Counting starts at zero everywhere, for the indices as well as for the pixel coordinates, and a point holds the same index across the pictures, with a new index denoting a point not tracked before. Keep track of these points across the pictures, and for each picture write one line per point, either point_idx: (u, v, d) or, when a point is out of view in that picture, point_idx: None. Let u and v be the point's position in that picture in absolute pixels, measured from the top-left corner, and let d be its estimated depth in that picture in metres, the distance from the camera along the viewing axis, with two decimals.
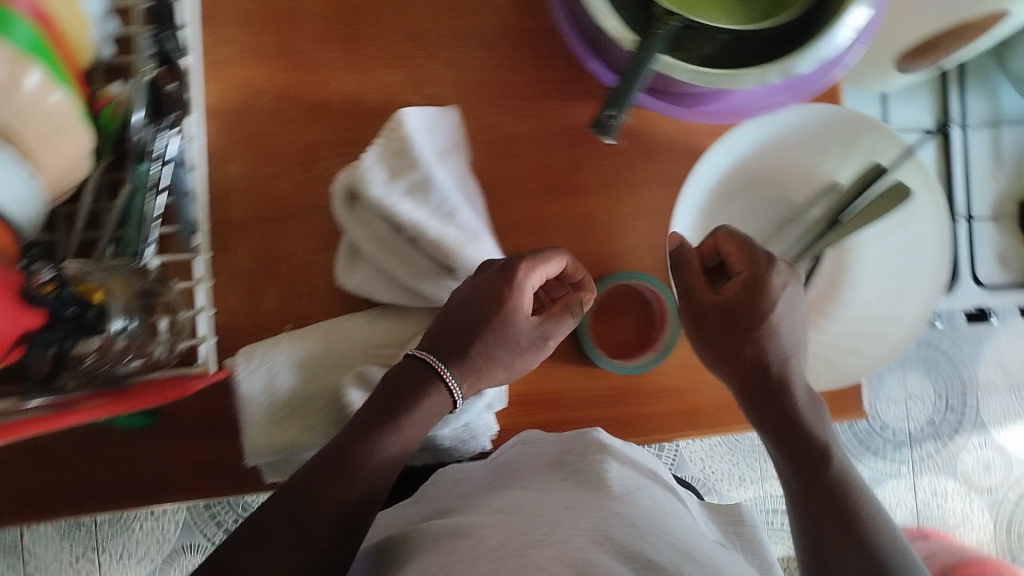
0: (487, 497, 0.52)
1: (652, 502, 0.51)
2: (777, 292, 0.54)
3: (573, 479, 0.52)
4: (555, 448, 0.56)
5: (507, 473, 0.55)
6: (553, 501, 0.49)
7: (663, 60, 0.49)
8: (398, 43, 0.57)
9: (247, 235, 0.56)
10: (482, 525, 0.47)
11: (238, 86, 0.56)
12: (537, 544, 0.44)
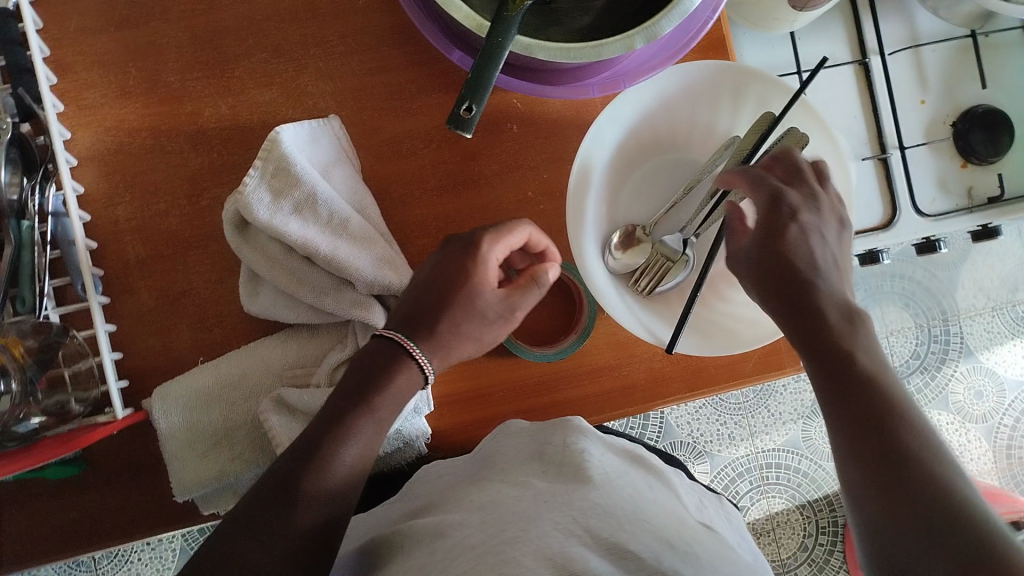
0: (465, 495, 0.48)
1: (632, 490, 0.47)
2: (794, 217, 0.47)
3: (555, 471, 0.48)
4: (530, 442, 0.53)
5: (485, 470, 0.51)
6: (532, 496, 0.45)
7: (520, 42, 0.48)
8: (268, 55, 0.56)
9: (146, 275, 0.55)
10: (465, 523, 0.44)
11: (110, 127, 0.55)
12: (514, 541, 0.41)
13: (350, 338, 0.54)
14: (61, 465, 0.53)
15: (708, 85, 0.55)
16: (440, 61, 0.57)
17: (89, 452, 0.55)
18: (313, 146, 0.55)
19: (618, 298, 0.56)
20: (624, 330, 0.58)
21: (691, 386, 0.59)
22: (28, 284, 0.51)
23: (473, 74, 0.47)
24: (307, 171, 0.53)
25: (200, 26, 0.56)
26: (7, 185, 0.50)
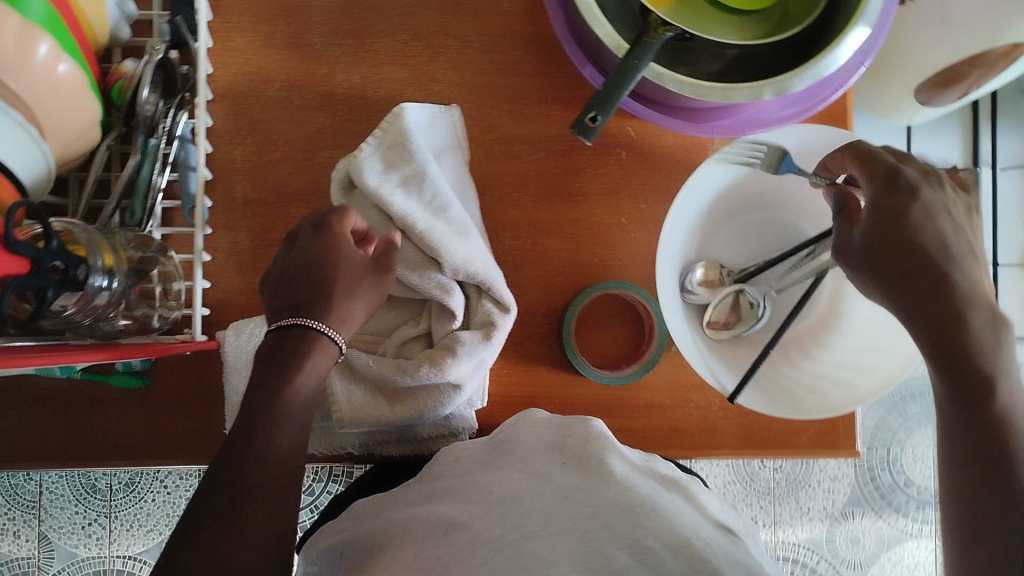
0: (486, 482, 0.48)
1: (649, 492, 0.45)
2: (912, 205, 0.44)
3: (574, 463, 0.48)
4: (541, 441, 0.52)
5: (508, 457, 0.51)
6: (551, 490, 0.45)
7: (653, 68, 0.50)
8: (414, 37, 0.59)
9: (247, 214, 0.58)
10: (484, 517, 0.44)
11: (249, 70, 0.58)
12: (535, 536, 0.41)
13: (424, 317, 0.56)
14: (125, 375, 0.55)
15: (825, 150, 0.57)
16: (567, 76, 0.59)
17: (155, 368, 0.57)
18: (431, 131, 0.57)
19: (689, 336, 0.56)
20: (685, 372, 0.59)
21: (742, 443, 0.59)
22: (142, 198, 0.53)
23: (605, 87, 0.48)
24: (421, 150, 0.55)
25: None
26: (148, 102, 0.53)
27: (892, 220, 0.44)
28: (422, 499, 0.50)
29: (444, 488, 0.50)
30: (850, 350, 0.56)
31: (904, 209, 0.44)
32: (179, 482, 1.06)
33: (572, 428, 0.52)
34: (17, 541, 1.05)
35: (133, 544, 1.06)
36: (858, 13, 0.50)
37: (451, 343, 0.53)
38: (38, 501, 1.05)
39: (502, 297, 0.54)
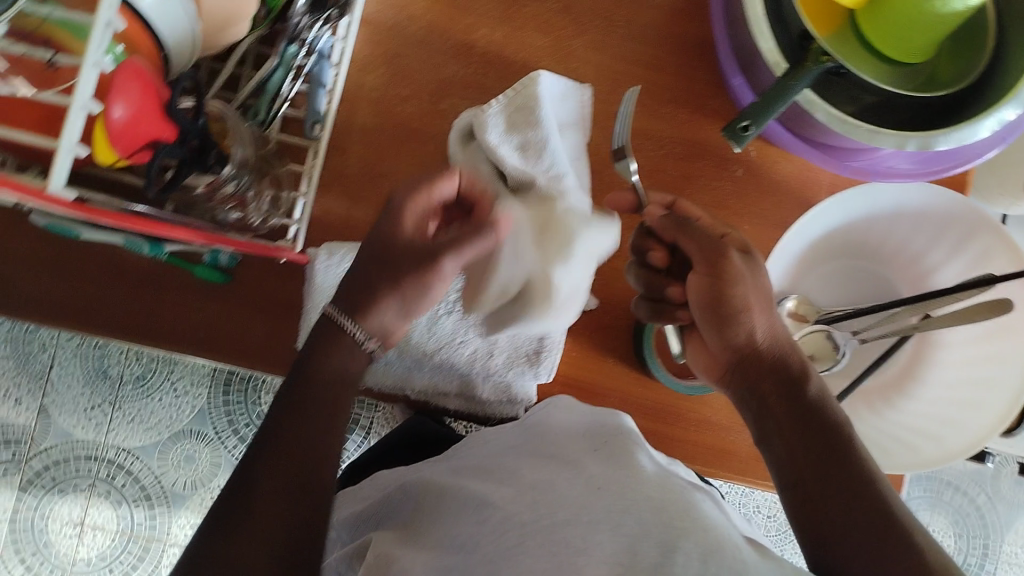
0: (517, 467, 0.47)
1: (688, 494, 0.43)
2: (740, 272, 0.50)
3: (604, 450, 0.46)
4: (572, 432, 0.49)
5: (541, 442, 0.49)
6: (587, 478, 0.42)
7: (806, 94, 0.50)
8: (567, 11, 0.59)
9: (362, 142, 0.58)
10: (514, 499, 0.42)
11: (402, 4, 0.58)
12: (569, 523, 0.39)
13: None
14: (211, 268, 0.55)
15: (944, 217, 0.57)
16: (705, 85, 0.59)
17: (239, 269, 0.57)
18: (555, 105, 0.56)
19: None
20: None
21: None
22: (267, 102, 0.53)
23: (763, 99, 0.49)
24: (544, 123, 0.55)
25: None
26: (297, 11, 0.52)
27: (702, 254, 0.51)
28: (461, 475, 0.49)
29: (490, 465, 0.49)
30: (921, 416, 0.59)
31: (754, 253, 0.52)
32: (190, 389, 1.03)
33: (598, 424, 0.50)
34: (16, 408, 1.01)
35: (129, 437, 1.01)
36: (1012, 93, 0.51)
37: None
38: (47, 374, 1.01)
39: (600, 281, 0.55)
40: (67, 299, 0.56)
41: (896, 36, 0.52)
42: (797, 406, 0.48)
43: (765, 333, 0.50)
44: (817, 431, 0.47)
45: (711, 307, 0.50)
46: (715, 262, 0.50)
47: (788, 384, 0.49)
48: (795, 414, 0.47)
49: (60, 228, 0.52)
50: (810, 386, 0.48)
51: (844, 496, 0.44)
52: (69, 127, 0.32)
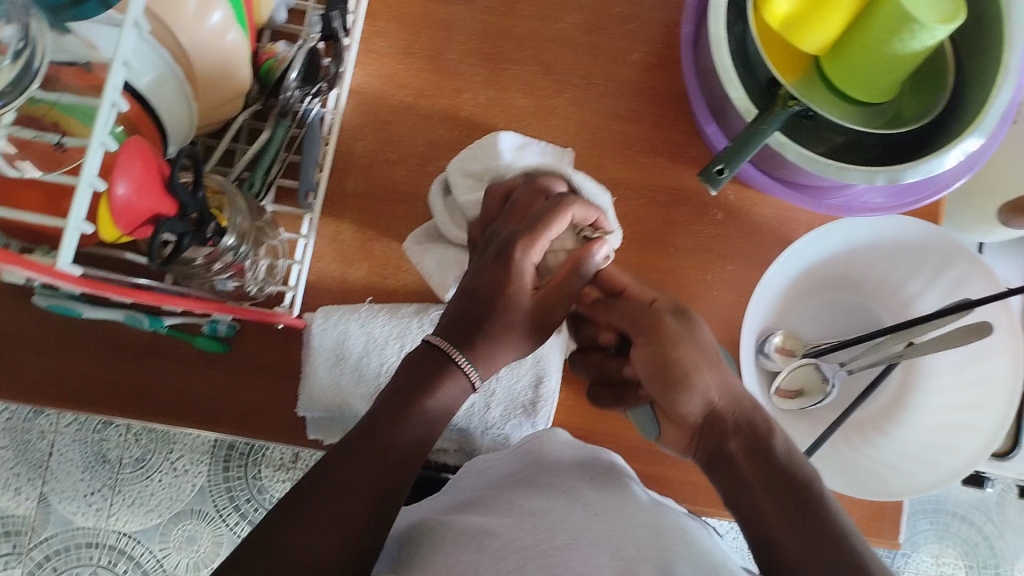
0: (514, 498, 0.48)
1: (675, 518, 0.44)
2: (678, 330, 0.48)
3: (600, 480, 0.48)
4: (566, 465, 0.51)
5: (537, 474, 0.50)
6: (583, 507, 0.44)
7: (776, 137, 0.52)
8: (545, 73, 0.62)
9: (355, 207, 0.59)
10: (512, 527, 0.43)
11: (387, 75, 0.61)
12: (568, 546, 0.40)
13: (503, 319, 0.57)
14: (210, 338, 0.56)
15: (920, 248, 0.59)
16: (681, 135, 0.62)
17: (238, 337, 0.58)
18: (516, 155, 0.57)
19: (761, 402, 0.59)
20: None
21: None
22: (261, 173, 0.54)
23: (736, 142, 0.51)
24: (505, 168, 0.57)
25: (494, 24, 0.62)
26: (290, 85, 0.53)
27: (637, 324, 0.50)
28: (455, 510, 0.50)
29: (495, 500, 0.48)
30: (913, 443, 0.60)
31: (688, 314, 0.50)
32: (189, 467, 1.02)
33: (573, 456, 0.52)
34: (16, 497, 1.00)
35: (130, 521, 1.00)
36: (973, 124, 0.52)
37: None
38: (47, 462, 1.01)
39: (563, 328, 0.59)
40: (68, 377, 0.56)
41: (857, 79, 0.54)
42: (760, 457, 0.43)
43: (720, 390, 0.46)
44: (787, 485, 0.42)
45: (655, 372, 0.47)
46: (649, 326, 0.49)
47: (753, 443, 0.44)
48: (764, 473, 0.42)
49: (62, 309, 0.53)
50: (776, 443, 0.44)
51: (807, 533, 0.39)
52: (76, 205, 0.34)
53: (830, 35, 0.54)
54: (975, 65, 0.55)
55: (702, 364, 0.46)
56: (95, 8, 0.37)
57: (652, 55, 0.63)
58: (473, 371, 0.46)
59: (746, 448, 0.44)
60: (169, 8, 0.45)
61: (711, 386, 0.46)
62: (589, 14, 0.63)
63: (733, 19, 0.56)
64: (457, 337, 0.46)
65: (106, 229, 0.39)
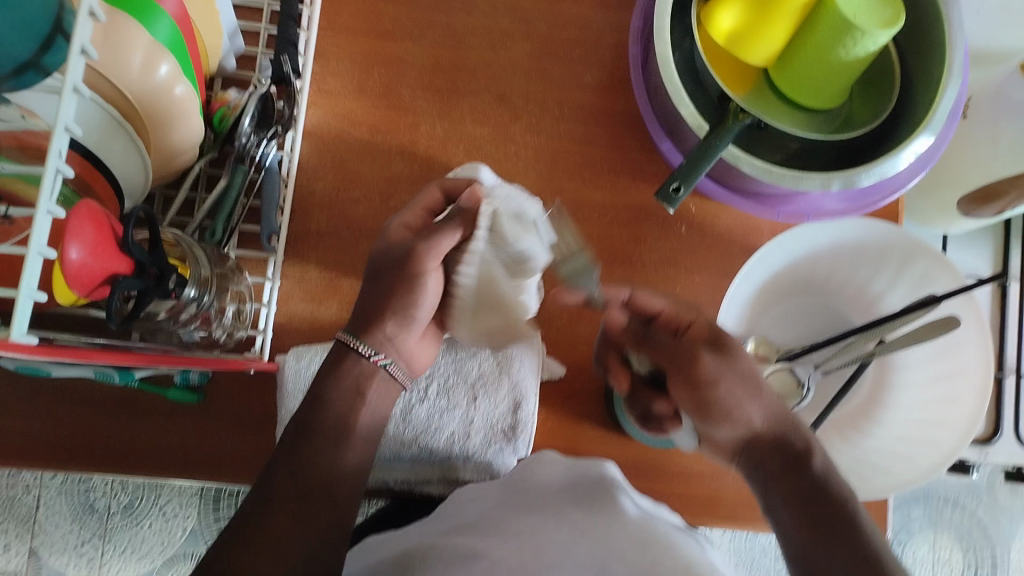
0: (500, 521, 0.46)
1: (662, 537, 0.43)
2: (709, 361, 0.50)
3: (588, 502, 0.46)
4: (556, 487, 0.49)
5: (527, 497, 0.49)
6: (568, 529, 0.42)
7: (729, 150, 0.53)
8: (500, 100, 0.62)
9: (319, 246, 0.60)
10: (500, 547, 0.43)
11: (343, 112, 0.61)
12: (549, 568, 0.40)
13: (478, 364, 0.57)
14: (182, 389, 0.56)
15: (883, 247, 0.60)
16: (639, 152, 0.62)
17: (211, 384, 0.57)
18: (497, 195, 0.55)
19: None
20: None
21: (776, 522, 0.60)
22: (223, 220, 0.54)
23: (689, 159, 0.51)
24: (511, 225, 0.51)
25: (445, 55, 0.62)
26: (245, 131, 0.54)
27: (671, 355, 0.52)
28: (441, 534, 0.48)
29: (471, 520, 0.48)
30: (893, 439, 0.60)
31: (726, 340, 0.51)
32: (178, 510, 1.01)
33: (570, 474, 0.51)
34: (6, 555, 0.99)
35: (123, 569, 1.00)
36: (922, 123, 0.53)
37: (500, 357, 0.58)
38: (34, 516, 0.99)
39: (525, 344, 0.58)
40: (41, 439, 0.56)
41: (806, 87, 0.55)
42: (798, 480, 0.47)
43: (764, 417, 0.49)
44: (814, 498, 0.45)
45: (697, 404, 0.50)
46: (681, 364, 0.51)
47: (793, 462, 0.47)
48: (800, 489, 0.46)
49: (29, 369, 0.51)
50: (815, 459, 0.47)
51: (830, 542, 0.43)
52: (25, 276, 0.34)
53: (775, 46, 0.54)
54: (920, 67, 0.56)
55: (743, 389, 0.49)
56: (34, 77, 0.38)
57: (605, 75, 0.63)
58: (366, 348, 0.49)
59: (782, 465, 0.48)
60: (116, 65, 0.45)
61: (753, 412, 0.49)
62: (539, 39, 0.63)
63: (680, 37, 0.57)
64: (356, 326, 0.50)
65: (63, 294, 0.39)
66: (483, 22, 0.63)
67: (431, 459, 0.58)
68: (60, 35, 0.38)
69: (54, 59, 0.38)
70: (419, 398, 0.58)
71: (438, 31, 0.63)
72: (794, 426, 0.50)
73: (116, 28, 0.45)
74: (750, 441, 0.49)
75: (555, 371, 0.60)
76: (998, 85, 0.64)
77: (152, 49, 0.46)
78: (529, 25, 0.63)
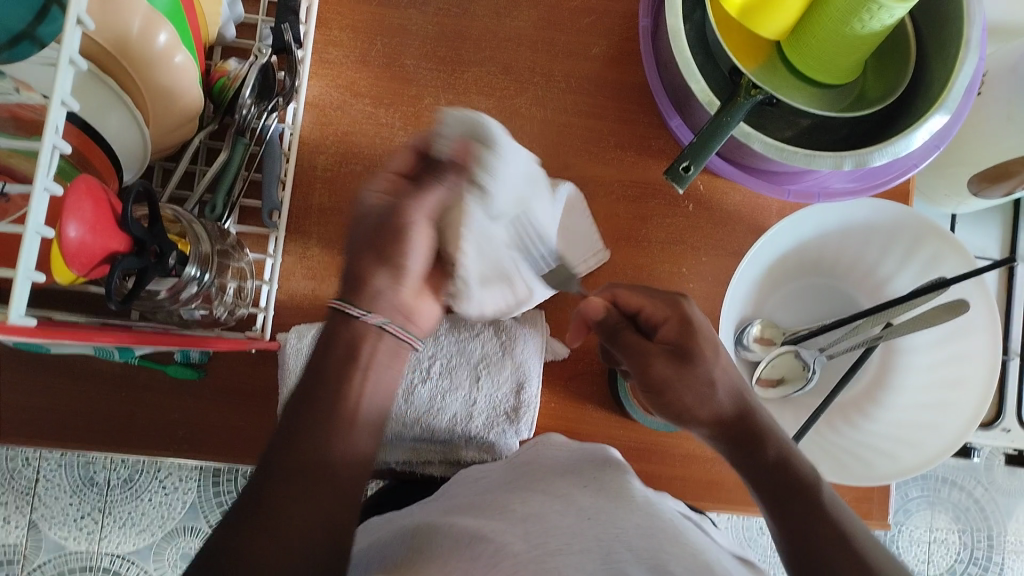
0: (508, 502, 0.44)
1: (674, 521, 0.40)
2: (682, 361, 0.48)
3: (595, 486, 0.44)
4: (560, 472, 0.47)
5: (533, 481, 0.47)
6: (576, 512, 0.40)
7: (741, 128, 0.52)
8: (504, 72, 0.61)
9: (321, 222, 0.59)
10: (507, 531, 0.39)
11: (344, 85, 0.60)
12: (559, 553, 0.36)
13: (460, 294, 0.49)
14: (183, 366, 0.55)
15: (892, 228, 0.59)
16: (646, 128, 0.61)
17: (212, 362, 0.57)
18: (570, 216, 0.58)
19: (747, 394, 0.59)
20: None
21: None
22: (223, 195, 0.52)
23: (700, 137, 0.50)
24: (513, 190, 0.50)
25: (448, 26, 0.61)
26: (245, 103, 0.52)
27: (630, 355, 0.49)
28: (449, 512, 0.47)
29: (476, 500, 0.47)
30: (897, 423, 0.60)
31: (690, 345, 0.48)
32: (178, 484, 1.00)
33: (570, 461, 0.49)
34: (6, 527, 0.99)
35: (123, 542, 0.99)
36: (938, 100, 0.52)
37: (504, 339, 0.58)
38: (33, 489, 0.99)
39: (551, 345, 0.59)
40: (41, 416, 0.55)
41: (820, 62, 0.54)
42: (752, 466, 0.46)
43: (729, 400, 0.48)
44: (779, 480, 0.45)
45: (658, 403, 0.48)
46: (648, 381, 0.48)
47: (745, 445, 0.47)
48: (761, 474, 0.46)
49: (29, 346, 0.50)
50: (768, 450, 0.46)
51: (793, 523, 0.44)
52: (25, 254, 0.33)
53: (789, 20, 0.53)
54: (935, 42, 0.55)
55: (703, 389, 0.47)
56: (29, 48, 0.37)
57: (612, 48, 0.62)
58: (361, 309, 0.43)
59: (739, 453, 0.47)
60: (113, 33, 0.44)
61: (716, 408, 0.47)
62: (546, 9, 0.62)
63: (691, 7, 0.56)
64: (347, 288, 0.44)
65: (61, 274, 0.38)
66: None
67: (434, 439, 0.58)
68: (56, 5, 0.37)
69: (50, 29, 0.37)
70: (422, 379, 0.57)
71: (442, 1, 0.61)
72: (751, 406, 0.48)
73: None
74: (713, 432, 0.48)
75: (559, 351, 0.59)
76: (1014, 61, 0.62)
77: (150, 17, 0.44)
78: None
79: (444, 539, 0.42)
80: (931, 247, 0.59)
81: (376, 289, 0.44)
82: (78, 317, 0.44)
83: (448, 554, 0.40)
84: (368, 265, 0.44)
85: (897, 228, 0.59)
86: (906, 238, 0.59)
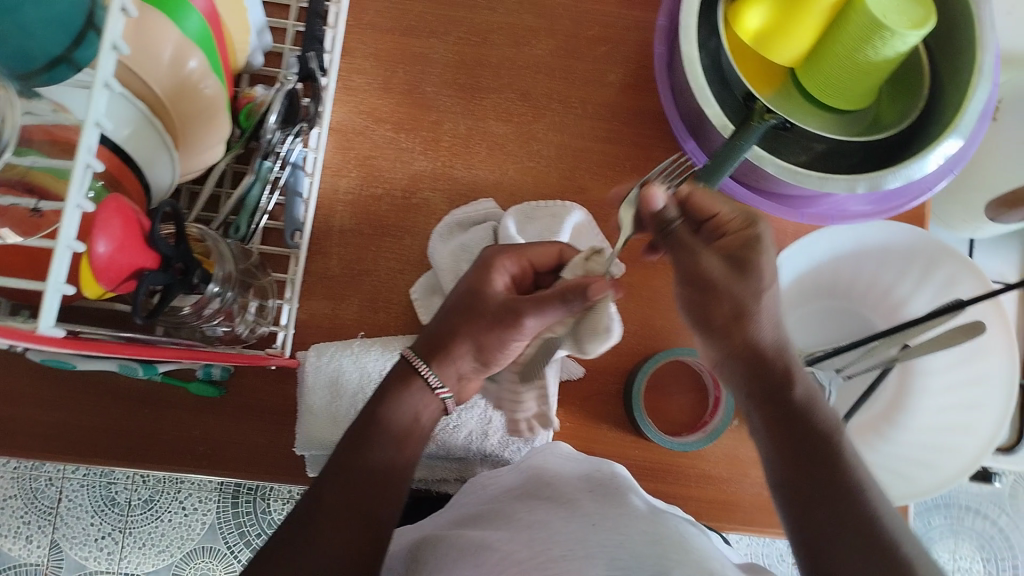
0: (516, 512, 0.44)
1: (681, 528, 0.41)
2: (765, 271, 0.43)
3: (603, 493, 0.44)
4: (568, 481, 0.47)
5: (541, 490, 0.47)
6: (581, 518, 0.40)
7: (755, 150, 0.52)
8: (522, 96, 0.62)
9: (342, 243, 0.60)
10: (512, 539, 0.40)
11: (365, 110, 0.61)
12: (563, 558, 0.36)
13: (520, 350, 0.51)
14: (205, 383, 0.56)
15: (908, 251, 0.60)
16: (660, 152, 0.62)
17: (233, 379, 0.58)
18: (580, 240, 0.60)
19: None
20: (745, 450, 0.60)
21: None
22: (247, 217, 0.54)
23: (713, 160, 0.50)
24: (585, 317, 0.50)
25: (468, 53, 0.63)
26: (269, 128, 0.53)
27: (682, 267, 0.44)
28: (460, 524, 0.47)
29: (488, 512, 0.47)
30: (913, 444, 0.60)
31: (748, 255, 0.43)
32: (198, 505, 1.01)
33: (576, 470, 0.49)
34: (28, 546, 1.00)
35: (142, 563, 1.00)
36: (951, 125, 0.52)
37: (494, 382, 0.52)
38: (56, 509, 1.00)
39: (568, 369, 0.59)
40: (65, 430, 0.56)
41: (832, 87, 0.55)
42: (778, 410, 0.43)
43: (748, 342, 0.44)
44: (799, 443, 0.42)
45: (697, 309, 0.45)
46: (696, 279, 0.44)
47: (773, 392, 0.43)
48: (778, 417, 0.43)
49: (55, 362, 0.52)
50: (796, 390, 0.43)
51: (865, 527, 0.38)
52: (55, 269, 0.34)
53: (800, 47, 0.54)
54: (949, 68, 0.55)
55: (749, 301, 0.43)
56: (66, 71, 0.39)
57: (628, 75, 0.63)
58: (435, 380, 0.47)
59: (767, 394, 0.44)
60: (147, 61, 0.46)
61: (757, 337, 0.44)
62: (562, 37, 0.63)
63: (707, 35, 0.57)
64: (424, 346, 0.48)
65: (89, 290, 0.39)
66: (507, 19, 0.63)
67: (449, 457, 0.59)
68: (93, 29, 0.39)
69: (86, 53, 0.39)
70: None
71: (460, 29, 0.63)
72: (789, 352, 0.45)
73: (149, 23, 0.45)
74: (724, 354, 0.45)
75: (574, 371, 0.59)
76: None
77: (181, 45, 0.46)
78: (553, 24, 0.63)
79: (451, 547, 0.42)
80: (945, 273, 0.60)
81: (455, 357, 0.48)
82: (100, 328, 0.45)
83: (457, 564, 0.40)
84: (462, 347, 0.48)
85: (910, 252, 0.60)
86: (919, 264, 0.60)
